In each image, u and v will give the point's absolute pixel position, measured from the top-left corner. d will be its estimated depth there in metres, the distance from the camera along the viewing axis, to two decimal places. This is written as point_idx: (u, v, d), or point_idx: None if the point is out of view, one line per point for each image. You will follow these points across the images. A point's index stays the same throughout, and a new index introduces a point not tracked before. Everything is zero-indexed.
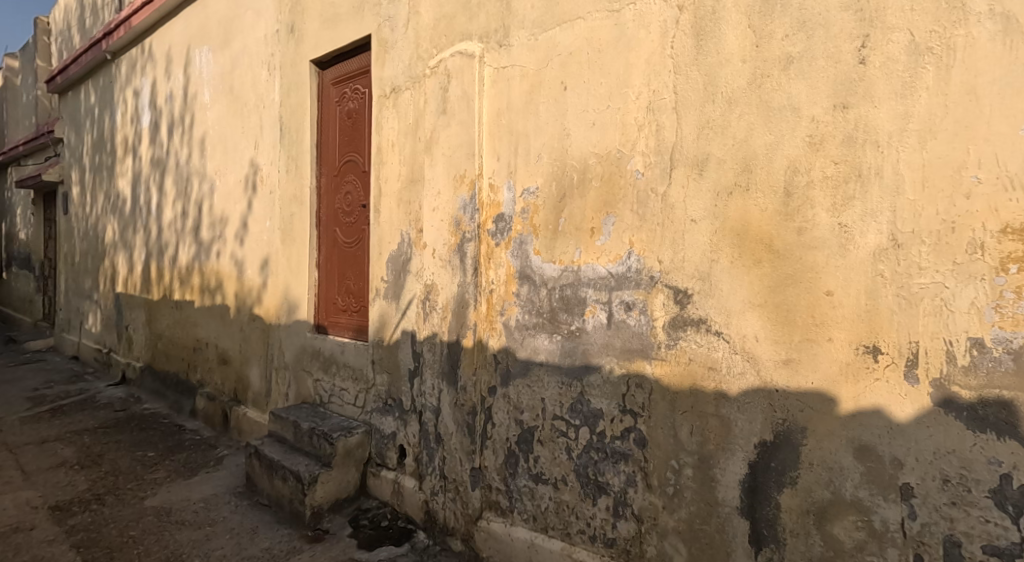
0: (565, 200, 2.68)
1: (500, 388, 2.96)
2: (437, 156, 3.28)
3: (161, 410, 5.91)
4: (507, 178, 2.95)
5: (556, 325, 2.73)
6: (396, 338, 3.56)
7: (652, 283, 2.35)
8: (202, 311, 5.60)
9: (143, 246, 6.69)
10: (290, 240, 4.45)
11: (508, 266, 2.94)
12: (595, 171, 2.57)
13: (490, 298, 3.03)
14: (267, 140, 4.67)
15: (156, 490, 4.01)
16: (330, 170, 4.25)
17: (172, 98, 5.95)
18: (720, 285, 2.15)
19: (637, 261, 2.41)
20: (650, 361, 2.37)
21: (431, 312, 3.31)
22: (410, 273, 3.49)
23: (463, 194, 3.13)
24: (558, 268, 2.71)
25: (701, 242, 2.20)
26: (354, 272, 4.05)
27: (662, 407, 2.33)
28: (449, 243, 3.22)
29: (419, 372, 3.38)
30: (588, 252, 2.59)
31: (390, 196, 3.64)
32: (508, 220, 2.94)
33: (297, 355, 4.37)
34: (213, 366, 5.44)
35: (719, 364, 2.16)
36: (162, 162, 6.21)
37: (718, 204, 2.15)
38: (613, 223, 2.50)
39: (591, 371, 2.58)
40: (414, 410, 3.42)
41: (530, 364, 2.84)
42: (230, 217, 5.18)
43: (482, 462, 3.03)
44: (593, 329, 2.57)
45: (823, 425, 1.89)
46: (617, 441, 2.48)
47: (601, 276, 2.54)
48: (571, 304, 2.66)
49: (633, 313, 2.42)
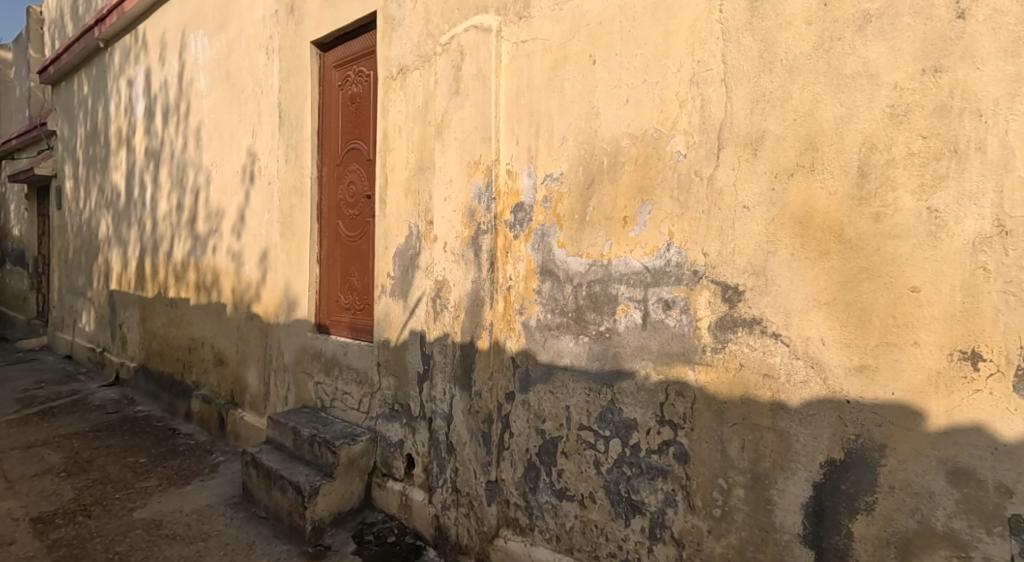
0: (594, 187, 2.43)
1: (520, 395, 2.70)
2: (449, 141, 3.02)
3: (154, 413, 5.66)
4: (527, 163, 2.69)
5: (582, 325, 2.47)
6: (404, 339, 3.30)
7: (696, 278, 2.09)
8: (197, 309, 5.34)
9: (137, 241, 6.42)
10: (289, 234, 4.19)
11: (528, 260, 2.68)
12: (628, 153, 2.31)
13: (508, 296, 2.77)
14: (266, 127, 4.41)
15: (146, 500, 3.75)
16: (332, 159, 3.99)
17: (167, 86, 5.69)
18: (777, 280, 1.89)
19: (677, 253, 2.15)
20: (693, 366, 2.11)
21: (443, 311, 3.05)
22: (418, 268, 3.23)
23: (478, 181, 2.87)
24: (586, 262, 2.45)
25: (755, 232, 1.94)
26: (358, 268, 3.79)
27: (707, 418, 2.06)
28: (462, 236, 2.96)
29: (429, 375, 3.12)
30: (620, 244, 2.33)
31: (397, 185, 3.38)
32: (528, 210, 2.68)
33: (297, 356, 4.10)
34: (209, 366, 5.18)
35: (776, 371, 1.90)
36: (156, 153, 5.95)
37: (776, 188, 1.89)
38: (649, 212, 2.24)
39: (622, 377, 2.32)
40: (423, 417, 3.16)
41: (553, 368, 2.58)
42: (226, 210, 4.91)
43: (499, 475, 2.77)
44: (625, 330, 2.31)
45: (907, 444, 1.64)
46: (653, 455, 2.21)
47: (635, 271, 2.28)
48: (600, 302, 2.40)
49: (672, 312, 2.16)
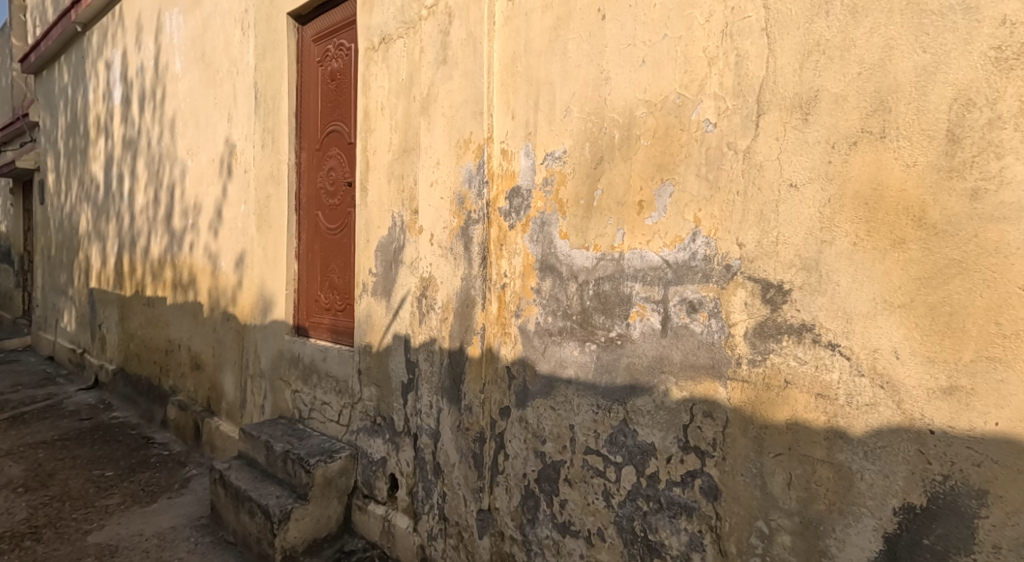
0: (603, 166, 2.05)
1: (516, 411, 2.33)
2: (436, 118, 2.65)
3: (131, 420, 5.30)
4: (525, 141, 2.31)
5: (589, 331, 2.09)
6: (386, 344, 2.93)
7: (729, 275, 1.72)
8: (174, 308, 4.98)
9: (115, 237, 6.07)
10: (266, 227, 3.82)
11: (525, 253, 2.30)
12: (646, 125, 1.93)
13: (502, 296, 2.39)
14: (242, 110, 4.04)
15: (105, 522, 3.38)
16: (312, 143, 3.61)
17: (143, 71, 5.32)
18: (834, 277, 1.51)
19: (705, 243, 1.78)
20: (725, 381, 1.73)
21: (429, 313, 2.67)
22: (402, 264, 2.85)
23: (468, 163, 2.50)
24: (593, 256, 2.08)
25: (806, 218, 1.56)
26: (339, 264, 3.41)
27: (743, 446, 1.68)
28: (451, 227, 2.58)
29: (415, 385, 2.75)
30: (634, 233, 1.96)
31: (379, 170, 3.00)
32: (526, 196, 2.31)
33: (274, 361, 3.74)
34: (185, 371, 4.82)
35: (833, 390, 1.51)
36: (134, 142, 5.59)
37: (833, 161, 1.51)
38: (670, 194, 1.87)
39: (636, 393, 1.95)
40: (408, 432, 2.78)
41: (554, 380, 2.20)
42: (202, 202, 4.55)
43: (493, 503, 2.40)
44: (641, 337, 1.94)
45: (1019, 491, 1.25)
46: (675, 488, 1.84)
47: (653, 266, 1.90)
48: (609, 303, 2.03)
49: (699, 315, 1.79)
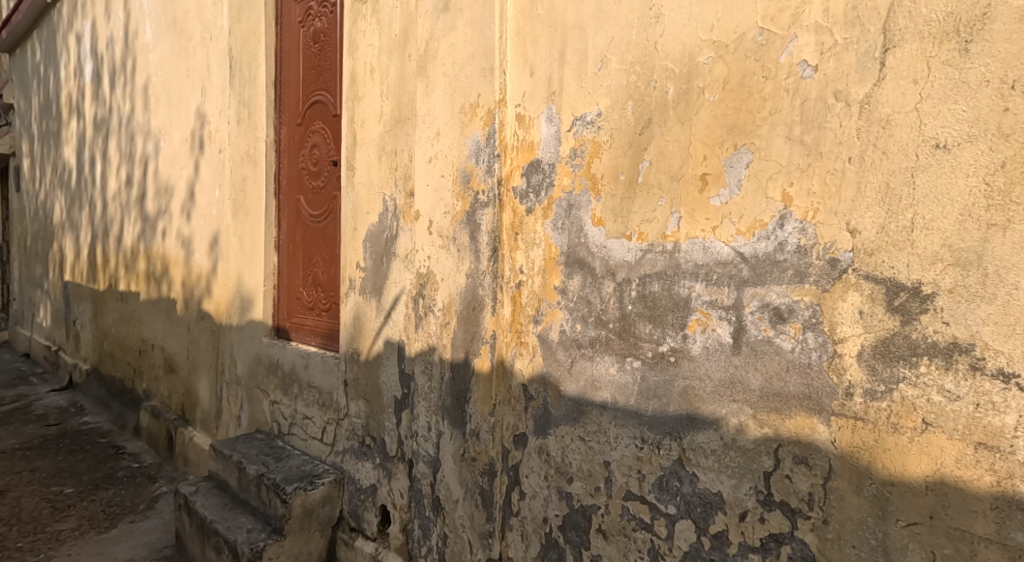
0: (651, 130, 1.59)
1: (535, 439, 1.88)
2: (435, 79, 2.19)
3: (102, 426, 4.86)
4: (547, 103, 1.84)
5: (631, 343, 1.64)
6: (377, 351, 2.47)
7: (835, 272, 1.26)
8: (147, 304, 4.53)
9: (89, 226, 5.60)
10: (242, 214, 3.36)
11: (547, 245, 1.84)
12: (711, 73, 1.47)
13: (518, 297, 1.94)
14: (215, 81, 3.56)
15: (54, 552, 2.94)
16: (292, 117, 3.13)
17: (113, 43, 4.84)
18: (1009, 276, 1.05)
19: (797, 229, 1.32)
20: (827, 417, 1.27)
21: (427, 316, 2.22)
22: (395, 257, 2.39)
23: (476, 132, 2.04)
24: (637, 248, 1.62)
25: (963, 192, 1.10)
26: (323, 256, 2.95)
27: (856, 508, 1.23)
28: (454, 211, 2.12)
29: (410, 402, 2.30)
30: (694, 218, 1.50)
31: (367, 145, 2.54)
32: (548, 171, 1.84)
33: (251, 367, 3.29)
34: (159, 374, 4.37)
35: (1004, 439, 1.06)
36: (106, 122, 5.11)
37: (1011, 108, 1.05)
38: (747, 164, 1.41)
39: (696, 427, 1.50)
40: (401, 458, 2.34)
41: (584, 404, 1.75)
42: (175, 186, 4.08)
43: (505, 552, 1.96)
44: (704, 354, 1.49)
45: None
46: (752, 556, 1.39)
47: (721, 260, 1.45)
48: (659, 309, 1.57)
49: (787, 327, 1.34)
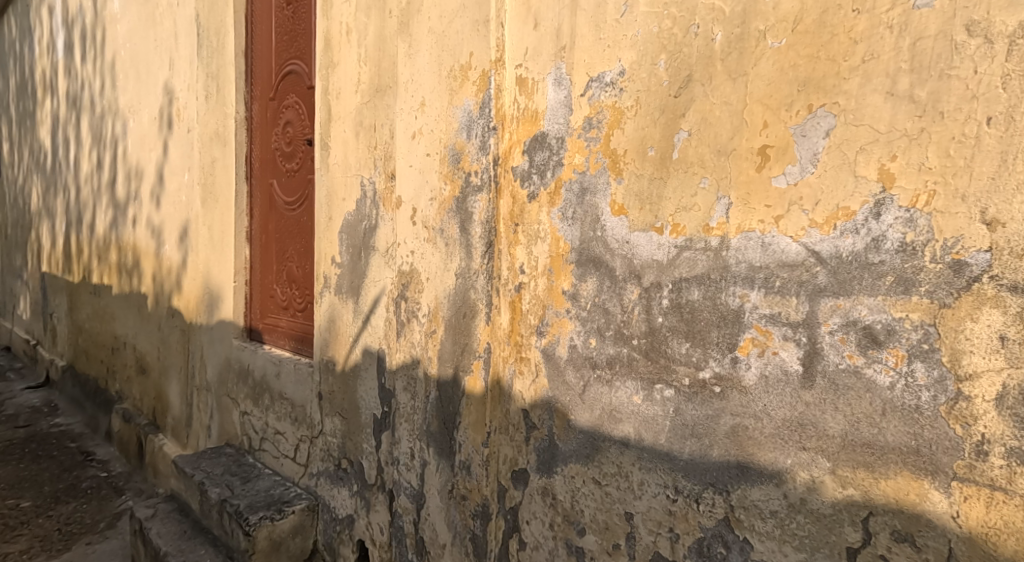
0: (691, 90, 1.22)
1: (538, 478, 1.53)
2: (420, 38, 1.82)
3: (74, 429, 4.53)
4: (555, 61, 1.47)
5: (661, 366, 1.28)
6: (354, 362, 2.12)
7: (960, 281, 0.90)
8: (119, 298, 4.19)
9: (63, 214, 5.26)
10: (211, 201, 3.00)
11: (554, 238, 1.48)
12: (776, 10, 1.10)
13: (517, 304, 1.58)
14: (183, 52, 3.19)
15: None
16: (264, 91, 2.76)
17: (84, 13, 4.47)
18: None
19: (901, 219, 0.96)
20: (945, 483, 0.91)
21: (411, 324, 1.87)
22: (374, 252, 2.03)
23: (467, 100, 1.67)
24: (670, 244, 1.26)
25: None
26: (298, 247, 2.59)
27: None
28: (440, 197, 1.76)
29: (391, 423, 1.95)
30: (749, 206, 1.14)
31: (343, 119, 2.17)
32: (555, 146, 1.47)
33: (221, 373, 2.94)
34: (131, 374, 4.02)
35: None
36: (78, 101, 4.75)
37: None
38: (828, 131, 1.03)
39: (749, 479, 1.15)
40: (381, 488, 1.99)
41: (600, 439, 1.40)
42: (144, 169, 3.72)
43: None
44: (762, 386, 1.13)
45: None
46: None
47: (787, 262, 1.09)
48: (699, 323, 1.21)
49: (883, 354, 0.98)
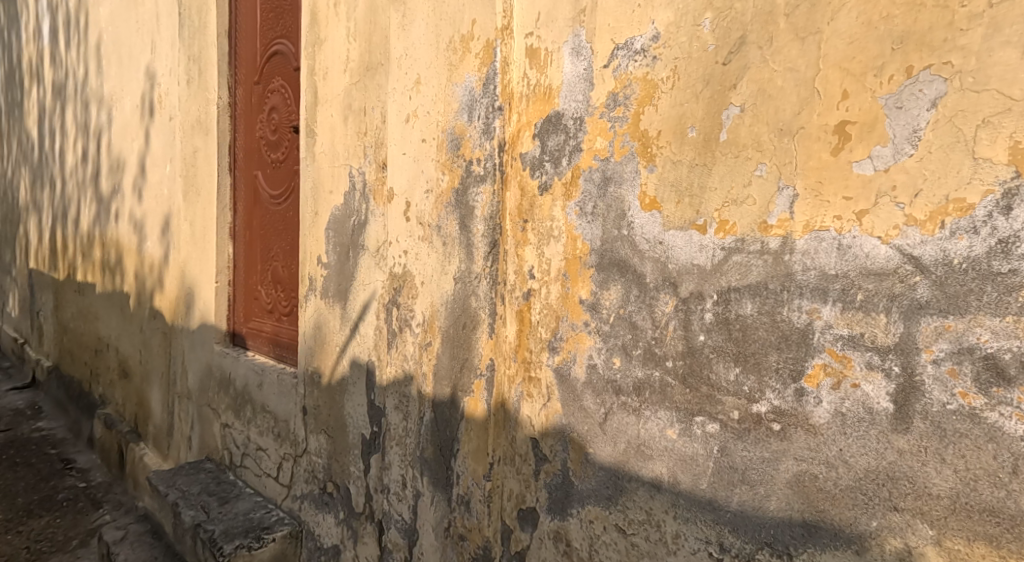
0: (745, 54, 0.98)
1: (550, 521, 1.29)
2: (415, 6, 1.59)
3: (56, 434, 4.32)
4: (573, 27, 1.23)
5: (702, 395, 1.04)
6: (341, 374, 1.89)
7: None
8: (102, 297, 3.97)
9: (50, 208, 5.04)
10: (193, 194, 2.77)
11: (570, 237, 1.25)
12: None
13: (525, 314, 1.35)
14: (164, 33, 2.96)
15: None
16: (249, 74, 2.53)
17: None
18: None
19: None
20: None
21: (403, 334, 1.63)
22: (364, 251, 1.80)
23: (468, 76, 1.43)
24: (716, 245, 1.02)
25: None
26: (284, 244, 2.37)
27: None
28: (438, 190, 1.52)
29: (380, 446, 1.72)
30: (822, 197, 0.90)
31: (331, 102, 1.93)
32: (572, 127, 1.24)
33: (202, 381, 2.72)
34: (113, 378, 3.80)
35: None
36: (63, 90, 4.54)
37: None
38: (937, 99, 0.79)
39: (819, 543, 0.91)
40: (369, 518, 1.76)
41: (625, 480, 1.16)
42: (126, 160, 3.49)
43: None
44: (837, 427, 0.89)
45: None
46: None
47: (874, 269, 0.85)
48: (753, 345, 0.98)
49: (1015, 395, 0.74)
